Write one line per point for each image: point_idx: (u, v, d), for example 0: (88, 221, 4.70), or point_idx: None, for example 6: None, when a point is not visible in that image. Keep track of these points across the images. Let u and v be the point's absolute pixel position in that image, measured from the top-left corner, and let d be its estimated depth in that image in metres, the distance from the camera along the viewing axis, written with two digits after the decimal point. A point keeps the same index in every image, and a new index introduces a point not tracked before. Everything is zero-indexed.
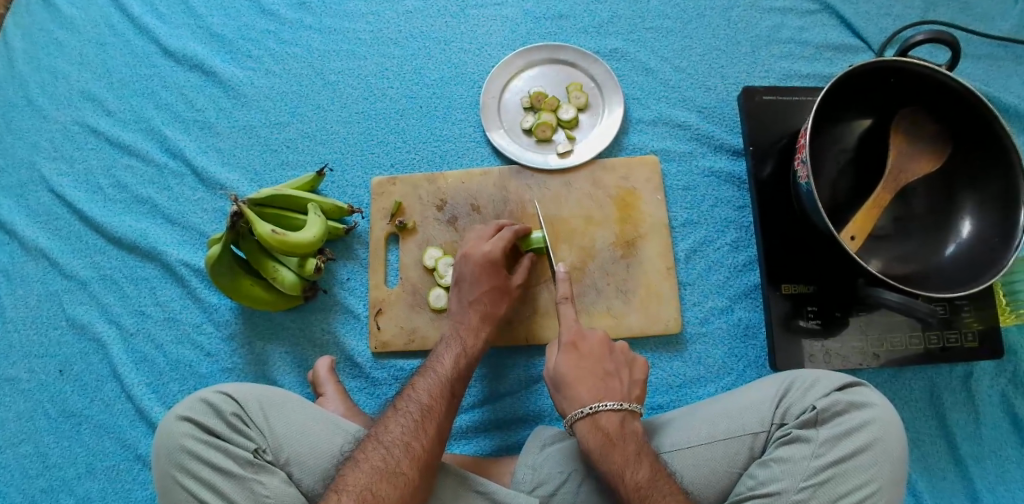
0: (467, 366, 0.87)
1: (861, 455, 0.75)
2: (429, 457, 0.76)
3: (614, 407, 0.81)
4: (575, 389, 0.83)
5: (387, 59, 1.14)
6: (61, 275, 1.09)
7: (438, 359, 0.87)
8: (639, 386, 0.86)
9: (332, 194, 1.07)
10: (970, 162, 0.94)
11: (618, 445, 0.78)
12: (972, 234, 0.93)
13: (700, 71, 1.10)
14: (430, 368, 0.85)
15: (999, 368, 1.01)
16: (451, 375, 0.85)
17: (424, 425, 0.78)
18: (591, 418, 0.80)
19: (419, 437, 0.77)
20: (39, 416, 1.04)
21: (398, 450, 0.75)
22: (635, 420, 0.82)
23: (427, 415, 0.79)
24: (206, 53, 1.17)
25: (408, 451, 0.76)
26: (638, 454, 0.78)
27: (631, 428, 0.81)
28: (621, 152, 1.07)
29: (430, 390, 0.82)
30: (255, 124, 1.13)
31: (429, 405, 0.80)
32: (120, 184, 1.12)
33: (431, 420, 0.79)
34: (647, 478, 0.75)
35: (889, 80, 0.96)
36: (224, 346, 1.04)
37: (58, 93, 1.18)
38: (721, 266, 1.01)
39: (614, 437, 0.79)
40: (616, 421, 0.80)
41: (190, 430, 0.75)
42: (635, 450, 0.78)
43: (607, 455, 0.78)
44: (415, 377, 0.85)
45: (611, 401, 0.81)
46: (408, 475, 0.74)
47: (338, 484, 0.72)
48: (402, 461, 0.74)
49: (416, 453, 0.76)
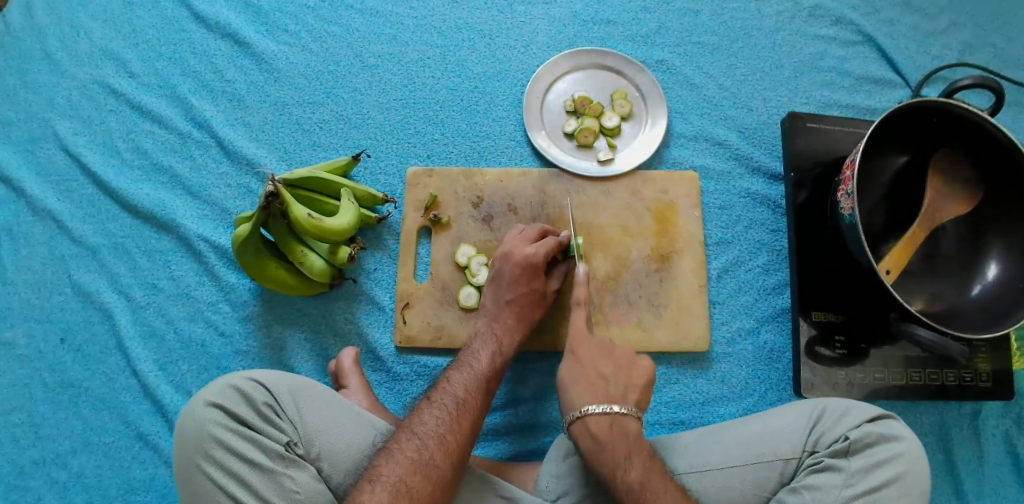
0: (501, 365, 0.85)
1: (893, 487, 0.76)
2: (463, 451, 0.74)
3: (604, 411, 0.79)
4: (571, 394, 0.82)
5: (430, 47, 1.12)
6: (69, 239, 1.04)
7: (474, 355, 0.85)
8: (639, 382, 0.84)
9: (364, 180, 1.05)
10: (1001, 206, 0.97)
11: (608, 449, 0.77)
12: (997, 277, 0.96)
13: (743, 92, 1.11)
14: (466, 363, 0.84)
15: (1005, 409, 1.04)
16: (487, 372, 0.83)
17: (459, 418, 0.76)
18: (582, 422, 0.79)
19: (454, 431, 0.75)
20: (35, 385, 0.99)
21: (433, 442, 0.73)
22: (630, 419, 0.80)
23: (461, 407, 0.77)
24: (240, 22, 1.12)
25: (442, 444, 0.73)
26: (628, 456, 0.76)
27: (621, 428, 0.79)
28: (660, 165, 1.06)
29: (466, 384, 0.80)
30: (288, 101, 1.09)
31: (464, 399, 0.78)
32: (138, 150, 1.08)
33: (467, 414, 0.77)
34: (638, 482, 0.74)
35: (930, 120, 0.97)
36: (240, 328, 1.00)
37: (78, 48, 1.12)
38: (751, 287, 1.02)
39: (605, 443, 0.77)
40: (604, 424, 0.79)
41: (218, 417, 0.73)
42: (625, 449, 0.77)
43: (598, 458, 0.77)
44: (451, 369, 0.83)
45: (598, 404, 0.80)
46: (442, 468, 0.72)
47: (372, 473, 0.70)
48: (436, 454, 0.72)
49: (450, 446, 0.74)
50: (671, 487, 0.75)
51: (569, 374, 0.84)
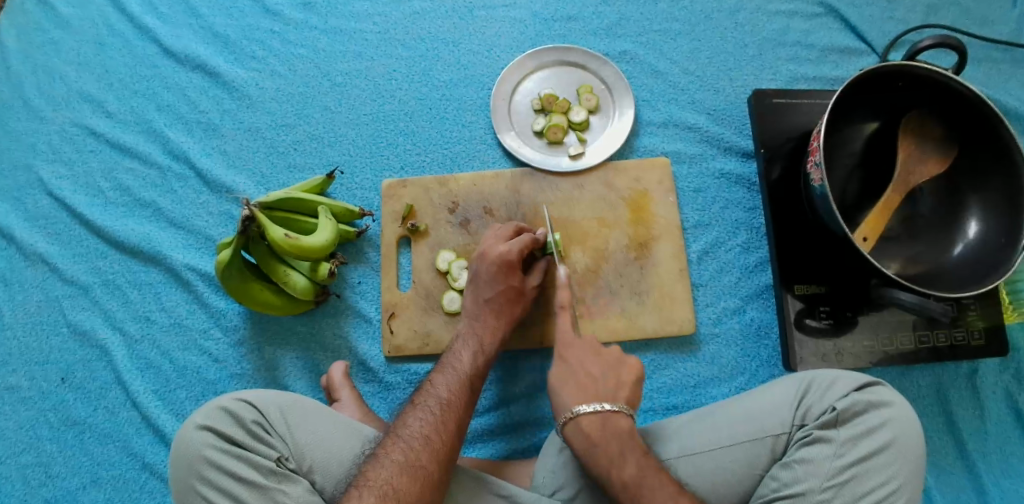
0: (485, 364, 0.86)
1: (883, 453, 0.76)
2: (450, 451, 0.75)
3: (574, 351, 0.84)
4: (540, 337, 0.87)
5: (396, 60, 1.13)
6: (61, 280, 1.06)
7: (457, 357, 0.86)
8: (606, 330, 0.88)
9: (341, 196, 1.06)
10: (975, 162, 0.96)
11: (571, 379, 0.82)
12: (978, 234, 0.95)
13: (709, 74, 1.11)
14: (449, 365, 0.85)
15: (1003, 365, 1.03)
16: (471, 372, 0.84)
17: (444, 419, 0.77)
18: (549, 359, 0.85)
19: (439, 431, 0.76)
20: (40, 426, 1.01)
21: (418, 444, 0.74)
22: (594, 356, 0.84)
23: (445, 408, 0.78)
24: (209, 53, 1.15)
25: (428, 444, 0.75)
26: (589, 386, 0.82)
27: (584, 365, 0.84)
28: (632, 154, 1.07)
29: (449, 385, 0.82)
30: (261, 126, 1.11)
31: (448, 399, 0.80)
32: (121, 187, 1.10)
33: (451, 414, 0.78)
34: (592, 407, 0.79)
35: (896, 84, 0.98)
36: (233, 352, 1.02)
37: (56, 94, 1.15)
38: (734, 267, 1.02)
39: (568, 375, 0.83)
40: (569, 363, 0.84)
41: (209, 439, 0.74)
42: (586, 382, 0.82)
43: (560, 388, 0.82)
44: (434, 373, 0.84)
45: (569, 346, 0.85)
46: (429, 469, 0.73)
47: (361, 479, 0.71)
48: (422, 454, 0.73)
49: (436, 447, 0.75)
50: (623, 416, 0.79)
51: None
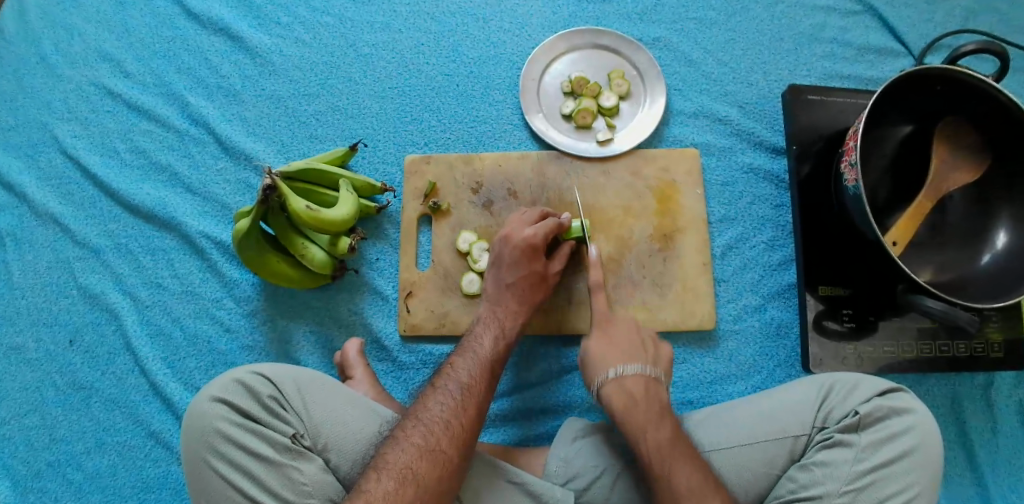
0: (505, 350, 0.85)
1: (903, 460, 0.75)
2: (470, 437, 0.74)
3: (638, 372, 0.82)
4: (600, 360, 0.85)
5: (423, 33, 1.10)
6: (73, 242, 1.04)
7: (478, 341, 0.85)
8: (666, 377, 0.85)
9: (362, 170, 1.04)
10: (1009, 172, 0.95)
11: (642, 407, 0.80)
12: (1007, 245, 0.94)
13: (743, 66, 1.09)
14: (469, 350, 0.83)
15: (1017, 379, 1.03)
16: (491, 357, 0.83)
17: (464, 403, 0.76)
18: (617, 381, 0.82)
19: (459, 415, 0.75)
20: (46, 387, 1.00)
21: (439, 428, 0.73)
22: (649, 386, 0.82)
23: (466, 392, 0.77)
24: (233, 18, 1.11)
25: (448, 429, 0.74)
26: (661, 416, 0.79)
27: (655, 393, 0.82)
28: (660, 143, 1.05)
29: (471, 370, 0.80)
30: (284, 95, 1.08)
31: (469, 384, 0.78)
32: (137, 149, 1.07)
33: (471, 399, 0.77)
34: (656, 446, 0.76)
35: (934, 88, 0.95)
36: (245, 323, 1.00)
37: (73, 52, 1.11)
38: (757, 264, 1.01)
39: (640, 403, 0.80)
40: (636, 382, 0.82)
41: (223, 412, 0.72)
42: (658, 410, 0.80)
43: (626, 420, 0.79)
44: (454, 355, 0.83)
45: (634, 367, 0.83)
46: (448, 453, 0.72)
47: (379, 460, 0.71)
48: (442, 439, 0.73)
49: (456, 433, 0.74)
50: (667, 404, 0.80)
51: (599, 352, 0.86)
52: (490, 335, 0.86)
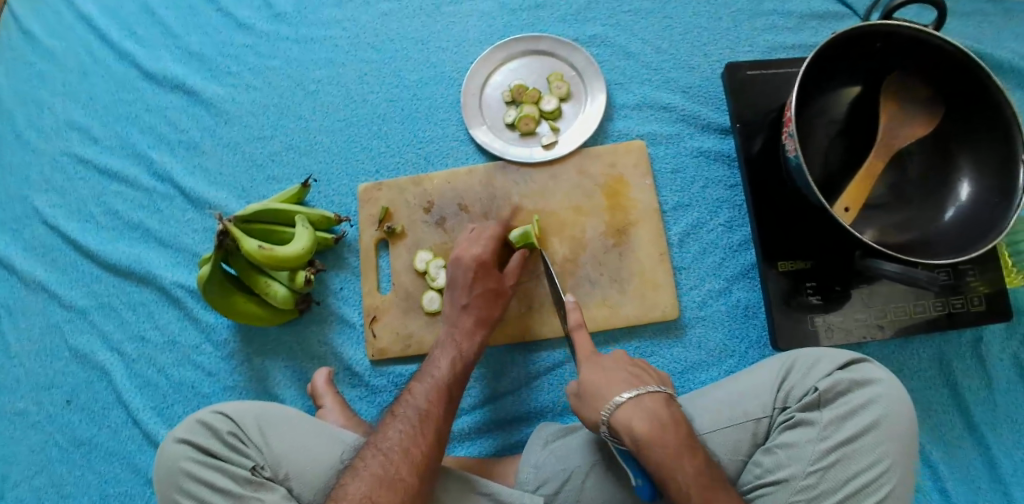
0: (464, 369, 0.86)
1: (871, 433, 0.73)
2: (430, 463, 0.75)
3: (654, 391, 0.77)
4: (602, 388, 0.79)
5: (365, 64, 1.12)
6: (60, 306, 1.08)
7: (435, 365, 0.86)
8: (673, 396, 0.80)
9: (319, 204, 1.07)
10: (964, 117, 0.92)
11: (670, 429, 0.73)
12: (971, 195, 0.91)
13: (683, 51, 1.08)
14: (427, 375, 0.85)
15: (1009, 331, 0.99)
16: (449, 380, 0.84)
17: (421, 429, 0.77)
18: (636, 402, 0.75)
19: (418, 441, 0.76)
20: (50, 448, 1.04)
21: (397, 456, 0.75)
22: (664, 406, 0.76)
23: (424, 419, 0.79)
24: (187, 73, 1.15)
25: (407, 456, 0.75)
26: (690, 440, 0.74)
27: (676, 412, 0.76)
28: (606, 139, 1.05)
29: (428, 394, 0.81)
30: (240, 141, 1.11)
31: (426, 409, 0.80)
32: (111, 211, 1.11)
33: (429, 424, 0.78)
34: (694, 477, 0.71)
35: (874, 46, 0.92)
36: (225, 365, 1.04)
37: (45, 126, 1.15)
38: (717, 247, 1.00)
39: (668, 424, 0.74)
40: (657, 403, 0.76)
41: (187, 452, 0.76)
42: (685, 432, 0.74)
43: (655, 444, 0.73)
44: (413, 382, 0.84)
45: (650, 386, 0.77)
46: (408, 480, 0.73)
47: (339, 492, 0.72)
48: (401, 467, 0.74)
49: (415, 459, 0.75)
50: (687, 429, 0.75)
51: (599, 378, 0.80)
52: (446, 355, 0.87)
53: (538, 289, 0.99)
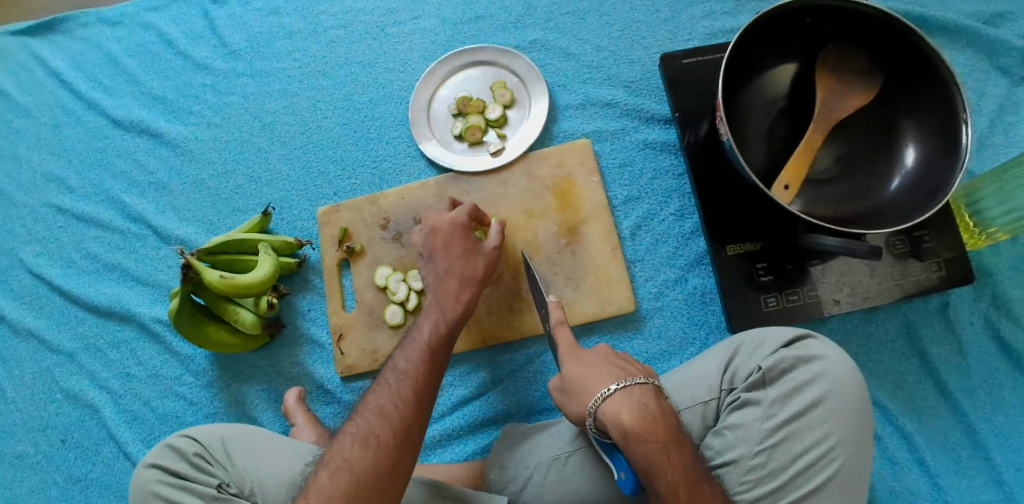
0: (447, 330, 0.86)
1: (816, 409, 0.73)
2: (408, 417, 0.76)
3: (642, 383, 0.75)
4: (587, 382, 0.78)
5: (317, 91, 1.16)
6: (49, 349, 1.13)
7: (420, 327, 0.87)
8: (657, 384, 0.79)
9: (282, 230, 1.10)
10: (903, 84, 0.91)
11: (658, 421, 0.72)
12: (917, 161, 0.90)
13: (622, 47, 1.09)
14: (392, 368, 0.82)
15: (977, 293, 0.97)
16: (431, 340, 0.84)
17: (400, 387, 0.79)
18: (626, 392, 0.74)
19: (394, 399, 0.78)
20: (50, 486, 1.09)
21: (373, 415, 0.77)
22: (652, 398, 0.75)
23: (382, 415, 0.77)
24: (152, 116, 1.20)
25: (383, 414, 0.77)
26: (677, 433, 0.73)
27: (663, 403, 0.75)
28: (553, 141, 1.07)
29: (409, 356, 0.83)
30: (205, 177, 1.16)
31: (407, 369, 0.81)
32: (90, 255, 1.16)
33: (407, 382, 0.80)
34: (681, 472, 0.71)
35: (804, 21, 0.92)
36: (205, 393, 1.07)
37: (25, 180, 1.21)
38: (669, 237, 1.00)
39: (655, 416, 0.73)
40: (647, 396, 0.74)
41: (157, 475, 0.80)
42: (674, 425, 0.73)
43: (643, 437, 0.71)
44: (401, 346, 0.86)
45: (638, 377, 0.76)
46: (382, 435, 0.75)
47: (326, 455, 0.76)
48: (376, 424, 0.76)
49: (371, 459, 0.73)
50: (672, 420, 0.74)
51: (585, 372, 0.79)
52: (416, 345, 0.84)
53: (496, 295, 1.01)
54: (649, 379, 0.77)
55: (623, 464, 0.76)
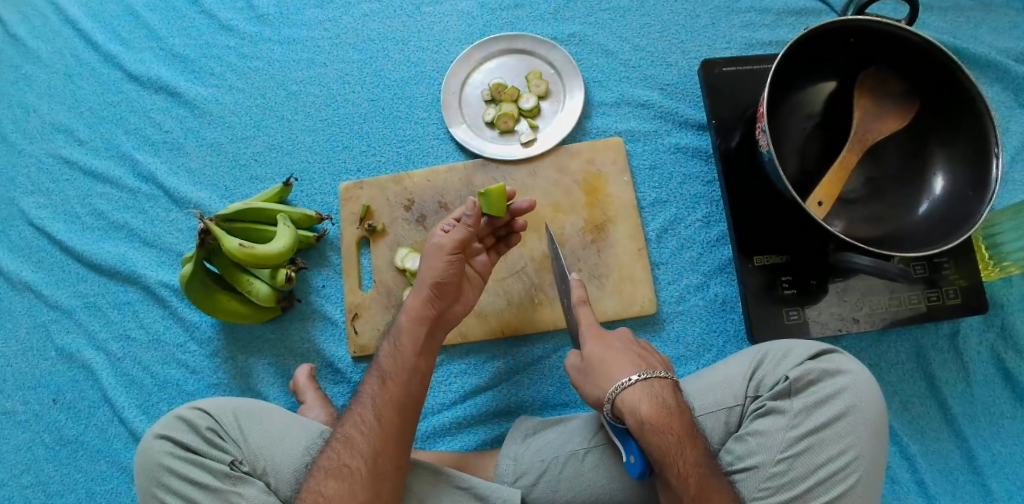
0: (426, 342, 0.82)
1: (839, 423, 0.74)
2: (377, 448, 0.75)
3: (664, 377, 0.76)
4: (610, 369, 0.77)
5: (347, 64, 1.13)
6: (46, 306, 1.09)
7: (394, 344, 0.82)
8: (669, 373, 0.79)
9: (301, 203, 1.08)
10: (938, 112, 0.90)
11: (671, 414, 0.73)
12: (945, 190, 0.90)
13: (660, 49, 1.09)
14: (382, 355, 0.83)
15: (987, 322, 0.99)
16: (404, 360, 0.81)
17: (368, 415, 0.78)
18: (646, 385, 0.74)
19: (361, 430, 0.77)
20: (38, 446, 1.05)
21: (340, 446, 0.76)
22: (670, 393, 0.75)
23: (371, 405, 0.78)
24: (170, 74, 1.16)
25: (351, 445, 0.76)
26: (691, 427, 0.74)
27: (678, 398, 0.76)
28: (584, 137, 1.06)
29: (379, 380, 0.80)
30: (222, 141, 1.13)
31: (379, 395, 0.79)
32: (96, 212, 1.12)
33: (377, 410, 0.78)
34: (693, 465, 0.71)
35: (847, 41, 0.91)
36: (209, 363, 1.05)
37: (30, 128, 1.16)
38: (694, 242, 1.01)
39: (670, 410, 0.73)
40: (664, 389, 0.75)
41: (165, 446, 0.77)
42: (688, 420, 0.74)
43: (659, 429, 0.72)
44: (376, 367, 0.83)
45: (656, 370, 0.76)
46: (353, 468, 0.74)
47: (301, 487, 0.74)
48: (347, 456, 0.75)
49: (358, 446, 0.76)
50: (687, 415, 0.75)
51: (594, 366, 0.78)
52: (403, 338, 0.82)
53: (517, 286, 1.00)
54: (670, 374, 0.77)
55: (632, 448, 0.75)
